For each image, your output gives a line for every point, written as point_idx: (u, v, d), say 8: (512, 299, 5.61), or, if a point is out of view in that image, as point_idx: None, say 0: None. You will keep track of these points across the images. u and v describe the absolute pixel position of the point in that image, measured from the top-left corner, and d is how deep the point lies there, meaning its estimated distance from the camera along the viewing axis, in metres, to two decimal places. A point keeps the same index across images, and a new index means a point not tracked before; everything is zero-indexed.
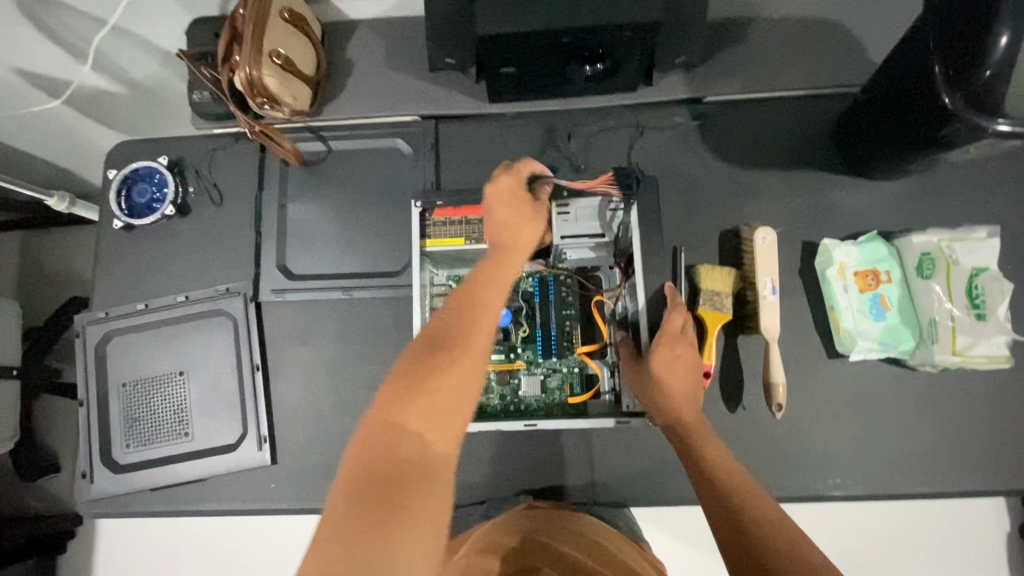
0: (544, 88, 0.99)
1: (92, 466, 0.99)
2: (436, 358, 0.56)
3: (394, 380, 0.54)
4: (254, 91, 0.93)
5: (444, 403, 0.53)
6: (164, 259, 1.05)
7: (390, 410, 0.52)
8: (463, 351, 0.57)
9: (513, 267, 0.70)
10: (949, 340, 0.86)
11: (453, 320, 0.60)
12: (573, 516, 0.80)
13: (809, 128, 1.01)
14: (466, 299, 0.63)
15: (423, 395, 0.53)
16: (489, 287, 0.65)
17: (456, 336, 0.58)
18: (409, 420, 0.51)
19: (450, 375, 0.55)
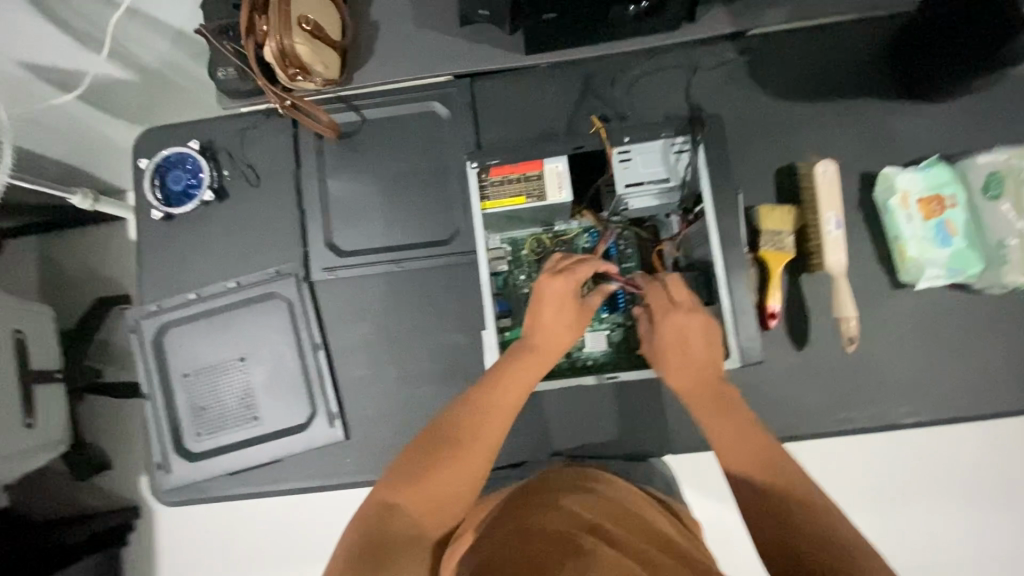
0: (582, 34, 0.95)
1: (166, 457, 0.99)
2: (450, 451, 0.68)
3: (404, 463, 0.67)
4: (286, 62, 0.90)
5: (441, 491, 0.65)
6: (208, 246, 1.03)
7: (396, 480, 0.65)
8: (471, 453, 0.68)
9: (532, 370, 0.76)
10: (1018, 260, 0.86)
11: (478, 419, 0.71)
12: (592, 475, 0.77)
13: (862, 53, 0.97)
14: (490, 402, 0.72)
15: (427, 484, 0.65)
16: (505, 388, 0.74)
17: (471, 435, 0.69)
18: (411, 501, 0.64)
19: (454, 471, 0.66)
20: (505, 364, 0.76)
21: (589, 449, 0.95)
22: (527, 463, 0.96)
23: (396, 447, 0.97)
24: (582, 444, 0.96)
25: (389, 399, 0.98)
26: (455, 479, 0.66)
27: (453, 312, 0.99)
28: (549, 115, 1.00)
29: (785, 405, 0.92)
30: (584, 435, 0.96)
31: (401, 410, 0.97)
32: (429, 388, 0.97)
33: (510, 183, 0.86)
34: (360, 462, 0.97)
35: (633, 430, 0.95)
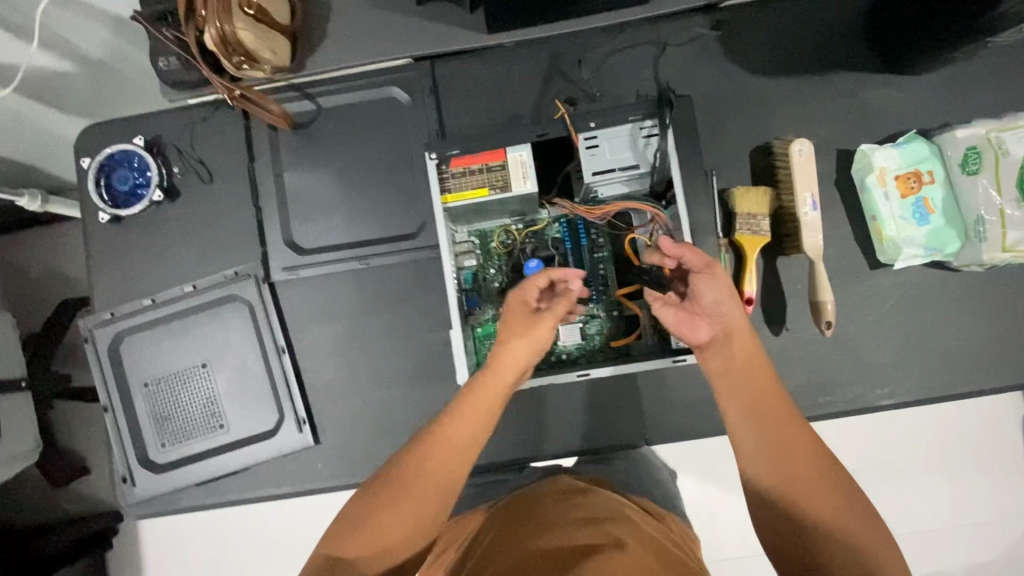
0: (548, 10, 0.89)
1: (130, 469, 0.96)
2: (397, 492, 0.65)
3: (356, 501, 0.65)
4: (229, 50, 0.84)
5: (384, 533, 0.63)
6: (162, 248, 0.98)
7: (341, 528, 0.64)
8: (420, 491, 0.65)
9: (491, 393, 0.72)
10: (998, 237, 0.83)
11: (426, 454, 0.67)
12: (583, 490, 0.72)
13: (840, 23, 0.93)
14: (441, 436, 0.68)
15: (370, 527, 0.63)
16: (459, 417, 0.69)
17: (419, 472, 0.66)
18: (354, 547, 0.62)
19: (398, 512, 0.64)
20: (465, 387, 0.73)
21: (566, 445, 0.93)
22: (503, 461, 0.94)
23: (369, 450, 0.94)
24: (559, 440, 0.93)
25: (359, 401, 0.95)
26: (399, 519, 0.63)
27: (422, 309, 0.95)
28: (515, 98, 0.95)
29: None
30: (561, 430, 0.93)
31: (373, 412, 0.94)
32: (401, 388, 0.94)
33: (472, 175, 0.82)
34: (331, 467, 0.94)
35: (610, 424, 0.93)
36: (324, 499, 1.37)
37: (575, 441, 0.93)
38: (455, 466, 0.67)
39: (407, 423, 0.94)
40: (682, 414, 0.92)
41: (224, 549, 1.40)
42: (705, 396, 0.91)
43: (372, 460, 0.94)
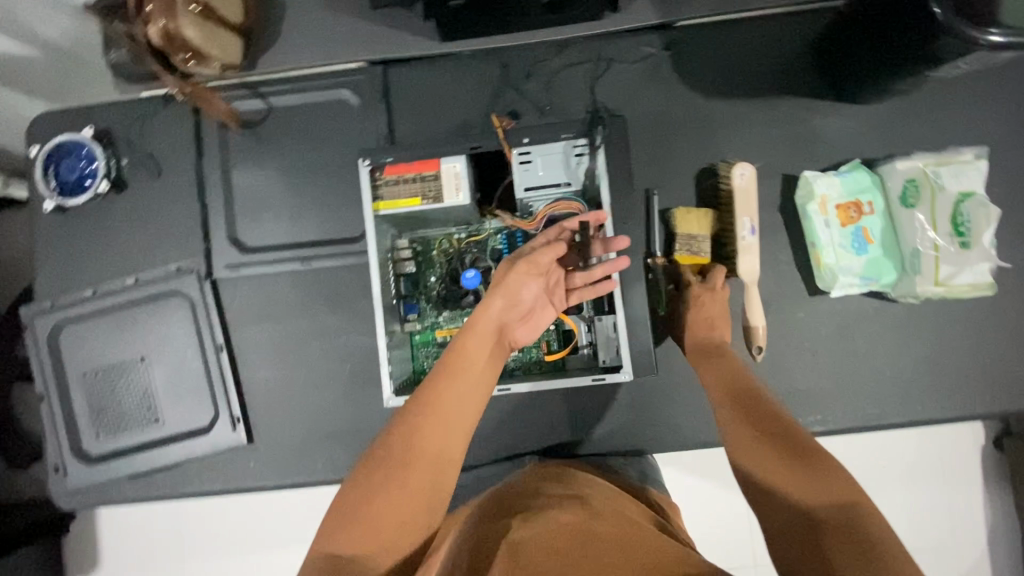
0: (499, 22, 0.90)
1: (64, 459, 0.96)
2: (395, 471, 0.59)
3: (344, 499, 0.58)
4: (175, 46, 0.84)
5: (386, 520, 0.56)
6: (109, 239, 0.99)
7: (332, 524, 0.56)
8: (414, 466, 0.60)
9: (472, 350, 0.71)
10: (931, 270, 0.84)
11: (419, 428, 0.63)
12: (568, 474, 0.73)
13: (789, 48, 0.93)
14: (433, 408, 0.65)
15: (369, 511, 0.56)
16: (451, 380, 0.67)
17: (416, 449, 0.61)
18: (352, 542, 0.55)
19: (398, 493, 0.58)
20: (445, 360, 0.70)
21: (498, 456, 0.93)
22: None
23: (303, 450, 0.94)
24: (491, 451, 0.93)
25: (295, 402, 0.95)
26: (403, 501, 0.58)
27: (362, 313, 0.95)
28: (465, 107, 0.95)
29: (693, 411, 0.91)
30: (494, 443, 0.93)
31: (308, 413, 0.95)
32: (337, 390, 0.95)
33: (405, 183, 0.83)
34: (264, 467, 0.94)
35: (543, 437, 0.93)
36: (275, 496, 1.37)
37: (506, 453, 0.93)
38: (448, 437, 0.64)
39: (342, 426, 0.94)
40: (614, 430, 0.92)
41: (175, 540, 1.40)
42: (638, 413, 0.92)
43: (305, 461, 0.94)
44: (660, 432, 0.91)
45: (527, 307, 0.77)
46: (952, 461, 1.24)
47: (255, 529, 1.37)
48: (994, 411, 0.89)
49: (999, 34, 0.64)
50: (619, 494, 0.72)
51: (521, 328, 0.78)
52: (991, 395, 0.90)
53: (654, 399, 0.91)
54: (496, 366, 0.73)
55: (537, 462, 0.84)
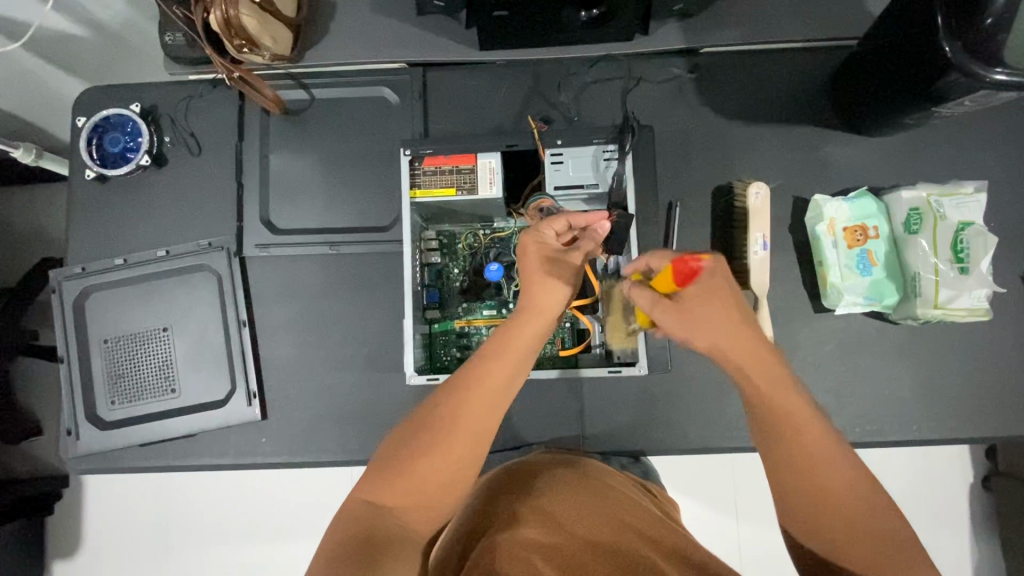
0: (538, 34, 0.95)
1: (76, 423, 0.97)
2: (434, 442, 0.62)
3: (389, 451, 0.64)
4: (231, 32, 0.90)
5: (422, 486, 0.61)
6: (145, 211, 1.02)
7: (370, 477, 0.62)
8: (453, 439, 0.63)
9: (524, 335, 0.70)
10: (931, 293, 0.88)
11: (460, 404, 0.65)
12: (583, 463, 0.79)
13: (806, 80, 1.00)
14: (476, 386, 0.66)
15: (409, 473, 0.61)
16: (496, 361, 0.68)
17: (456, 423, 0.64)
18: (390, 498, 0.60)
19: (434, 464, 0.61)
20: (496, 337, 0.71)
21: (505, 448, 0.95)
22: None
23: (314, 430, 0.96)
24: (500, 442, 0.95)
25: (312, 381, 0.97)
26: (439, 472, 0.61)
27: (384, 300, 0.98)
28: (498, 111, 1.01)
29: (698, 416, 0.94)
30: (503, 435, 0.95)
31: (324, 393, 0.97)
32: (354, 373, 0.97)
33: (442, 174, 0.89)
34: (276, 443, 0.96)
35: (551, 431, 0.95)
36: (273, 484, 1.37)
37: (514, 445, 0.95)
38: (488, 417, 0.65)
39: (355, 408, 0.96)
40: (621, 429, 0.94)
41: (165, 524, 1.39)
42: (645, 415, 0.94)
43: (316, 441, 0.96)
44: (664, 434, 0.94)
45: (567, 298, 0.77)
46: (940, 494, 1.26)
47: (250, 516, 1.37)
48: (987, 434, 0.93)
49: (1003, 73, 0.71)
50: (626, 479, 0.79)
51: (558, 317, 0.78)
52: (984, 418, 0.93)
53: (661, 402, 0.94)
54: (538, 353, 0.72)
55: (539, 449, 0.90)
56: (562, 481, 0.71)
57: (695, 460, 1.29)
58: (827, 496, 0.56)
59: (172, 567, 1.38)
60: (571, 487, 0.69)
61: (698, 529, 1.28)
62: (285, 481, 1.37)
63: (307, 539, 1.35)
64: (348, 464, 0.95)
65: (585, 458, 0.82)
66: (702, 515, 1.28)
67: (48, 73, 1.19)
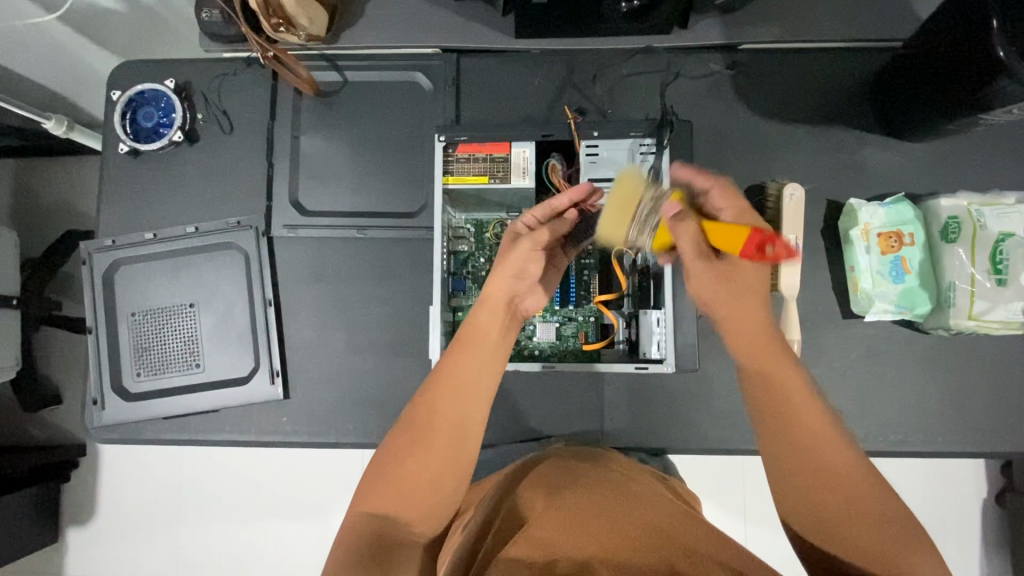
0: (574, 24, 0.94)
1: (102, 393, 0.98)
2: (414, 443, 0.63)
3: (379, 456, 0.64)
4: (269, 11, 0.91)
5: (412, 492, 0.61)
6: (175, 187, 1.02)
7: (366, 487, 0.63)
8: (436, 439, 0.63)
9: (494, 330, 0.71)
10: (965, 304, 0.87)
11: (434, 401, 0.65)
12: (597, 456, 0.78)
13: (846, 81, 0.98)
14: (448, 381, 0.67)
15: (396, 479, 0.61)
16: (466, 356, 0.69)
17: (434, 421, 0.64)
18: (382, 505, 0.61)
19: (421, 467, 0.62)
20: (464, 333, 0.72)
21: (523, 438, 0.95)
22: None
23: (335, 412, 0.97)
24: (518, 433, 0.95)
25: (334, 363, 0.98)
26: (424, 472, 0.62)
27: (409, 286, 0.98)
28: (531, 101, 1.00)
29: (719, 417, 0.93)
30: (522, 426, 0.95)
31: (345, 376, 0.97)
32: (376, 358, 0.97)
33: (475, 163, 0.89)
34: (296, 423, 0.97)
35: (571, 425, 0.95)
36: (286, 463, 1.39)
37: (532, 436, 0.95)
38: (464, 410, 0.66)
39: (376, 392, 0.97)
40: (641, 426, 0.94)
41: (179, 497, 1.41)
42: (666, 413, 0.94)
43: (336, 422, 0.96)
44: (684, 433, 0.93)
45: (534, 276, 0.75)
46: (953, 508, 1.25)
47: (263, 493, 1.39)
48: (1013, 449, 0.91)
49: None
50: (642, 472, 0.78)
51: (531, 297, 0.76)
52: (1010, 434, 0.92)
53: (684, 400, 0.94)
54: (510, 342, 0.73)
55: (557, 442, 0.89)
56: (562, 474, 0.71)
57: (707, 461, 1.28)
58: (833, 492, 0.55)
59: (183, 539, 1.40)
60: (575, 478, 0.70)
61: None
62: (298, 461, 1.39)
63: (317, 519, 1.37)
64: (366, 446, 0.96)
65: (598, 451, 0.82)
66: (712, 515, 1.27)
67: (82, 46, 1.20)
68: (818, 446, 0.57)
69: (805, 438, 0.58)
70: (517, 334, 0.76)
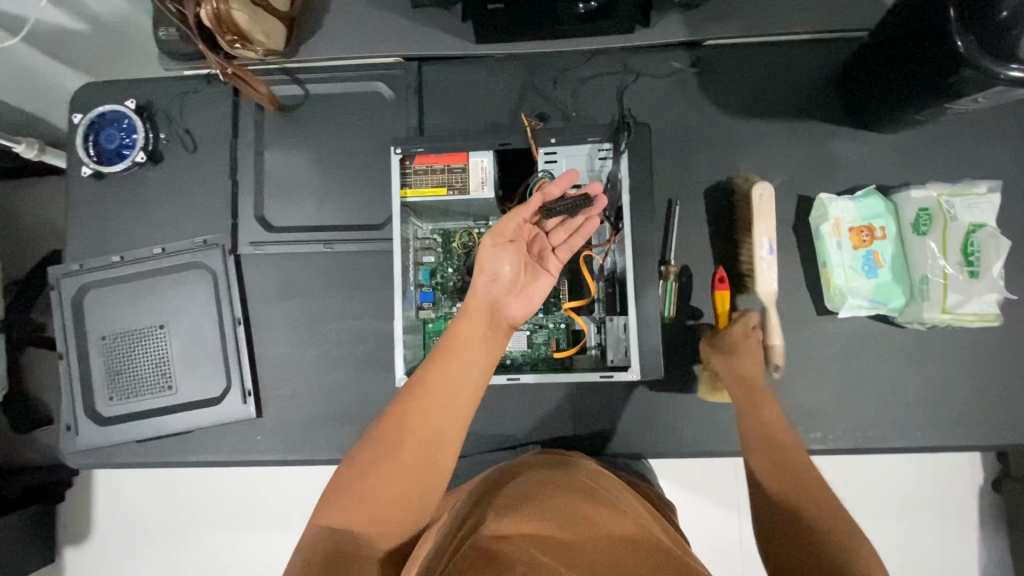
0: (533, 27, 0.93)
1: (76, 418, 0.98)
2: (383, 455, 0.62)
3: (348, 468, 0.63)
4: (223, 27, 0.89)
5: (377, 503, 0.60)
6: (141, 208, 1.02)
7: (330, 499, 0.61)
8: (405, 450, 0.62)
9: (469, 335, 0.70)
10: (939, 298, 0.85)
11: (407, 412, 0.64)
12: (570, 463, 0.77)
13: (812, 74, 0.96)
14: (422, 392, 0.66)
15: (363, 490, 0.61)
16: (443, 364, 0.68)
17: (404, 436, 0.63)
18: (346, 518, 0.59)
19: (388, 479, 0.61)
20: (443, 341, 0.70)
21: (497, 448, 0.94)
22: None
23: (308, 427, 0.96)
24: (493, 443, 0.94)
25: (307, 379, 0.97)
26: (392, 488, 0.61)
27: (378, 300, 0.97)
28: (494, 107, 0.98)
29: (695, 419, 0.92)
30: (496, 435, 0.94)
31: (318, 392, 0.97)
32: (349, 372, 0.97)
33: (434, 174, 0.88)
34: (271, 441, 0.96)
35: (546, 434, 0.94)
36: (275, 478, 1.38)
37: (508, 446, 0.94)
38: (437, 423, 0.64)
39: (349, 406, 0.96)
40: (616, 431, 0.93)
41: (170, 514, 1.41)
42: (640, 418, 0.93)
43: (310, 439, 0.96)
44: (659, 437, 0.92)
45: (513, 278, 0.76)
46: (946, 498, 1.24)
47: (253, 508, 1.39)
48: (994, 441, 0.90)
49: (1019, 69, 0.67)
50: (619, 483, 0.77)
51: (516, 303, 0.76)
52: (992, 425, 0.91)
53: (659, 404, 0.93)
54: (494, 349, 0.72)
55: (530, 450, 0.88)
56: (532, 483, 0.70)
57: (693, 460, 1.27)
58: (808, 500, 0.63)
59: (175, 557, 1.41)
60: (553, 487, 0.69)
61: (696, 530, 1.26)
62: (286, 474, 1.39)
63: None
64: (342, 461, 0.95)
65: (572, 458, 0.81)
66: (702, 515, 1.26)
67: (48, 68, 1.19)
68: (801, 469, 0.68)
69: (782, 454, 0.71)
70: (505, 341, 0.74)
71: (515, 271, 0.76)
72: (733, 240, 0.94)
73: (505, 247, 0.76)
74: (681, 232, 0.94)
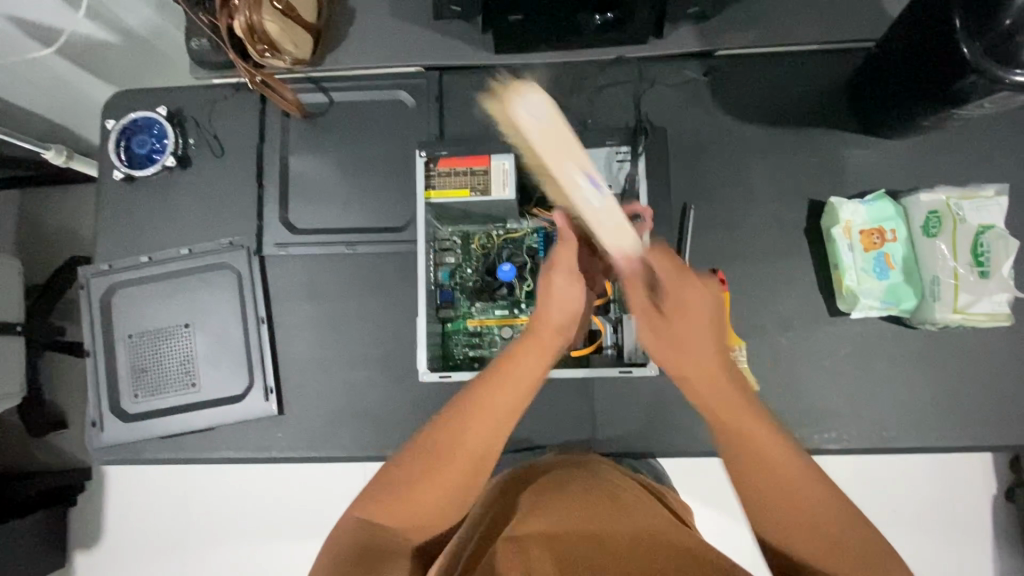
0: (551, 37, 0.96)
1: (102, 415, 1.00)
2: (432, 466, 0.64)
3: (392, 470, 0.65)
4: (255, 38, 0.93)
5: (420, 507, 0.62)
6: (169, 211, 1.05)
7: (369, 495, 0.63)
8: (449, 464, 0.64)
9: (524, 358, 0.71)
10: (950, 298, 0.86)
11: (461, 429, 0.65)
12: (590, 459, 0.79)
13: (820, 83, 0.99)
14: (472, 413, 0.66)
15: (409, 493, 0.63)
16: (493, 387, 0.68)
17: (454, 449, 0.64)
18: (384, 516, 0.62)
19: (432, 488, 0.63)
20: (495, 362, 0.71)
21: (516, 446, 0.95)
22: None
23: (329, 425, 0.98)
24: (511, 442, 0.96)
25: (328, 378, 0.99)
26: (435, 492, 0.63)
27: (398, 299, 1.00)
28: None
29: None
30: (515, 434, 0.96)
31: (339, 390, 0.99)
32: (369, 371, 0.99)
33: (456, 176, 0.91)
34: (293, 438, 0.98)
35: (563, 432, 0.95)
36: (290, 480, 1.39)
37: (525, 444, 0.95)
38: (488, 442, 0.66)
39: (369, 404, 0.98)
40: (634, 431, 0.94)
41: (184, 516, 1.42)
42: (655, 418, 0.94)
43: (331, 436, 0.97)
44: (676, 436, 0.93)
45: (577, 304, 0.76)
46: (962, 503, 1.23)
47: (267, 510, 1.39)
48: (1008, 440, 0.91)
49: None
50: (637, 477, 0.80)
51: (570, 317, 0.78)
52: (1005, 425, 0.91)
53: (674, 403, 0.94)
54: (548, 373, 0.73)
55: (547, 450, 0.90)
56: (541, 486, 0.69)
57: (708, 465, 1.27)
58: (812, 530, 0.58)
59: (186, 560, 1.41)
60: (569, 487, 0.68)
61: (712, 535, 1.26)
62: (300, 477, 1.39)
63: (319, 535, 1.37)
64: (362, 458, 0.97)
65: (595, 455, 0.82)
66: (717, 521, 1.26)
67: (79, 79, 1.24)
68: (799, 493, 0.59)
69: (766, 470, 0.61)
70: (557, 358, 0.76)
71: (581, 295, 0.76)
72: (744, 242, 0.96)
73: (580, 279, 0.76)
74: (695, 235, 0.97)
